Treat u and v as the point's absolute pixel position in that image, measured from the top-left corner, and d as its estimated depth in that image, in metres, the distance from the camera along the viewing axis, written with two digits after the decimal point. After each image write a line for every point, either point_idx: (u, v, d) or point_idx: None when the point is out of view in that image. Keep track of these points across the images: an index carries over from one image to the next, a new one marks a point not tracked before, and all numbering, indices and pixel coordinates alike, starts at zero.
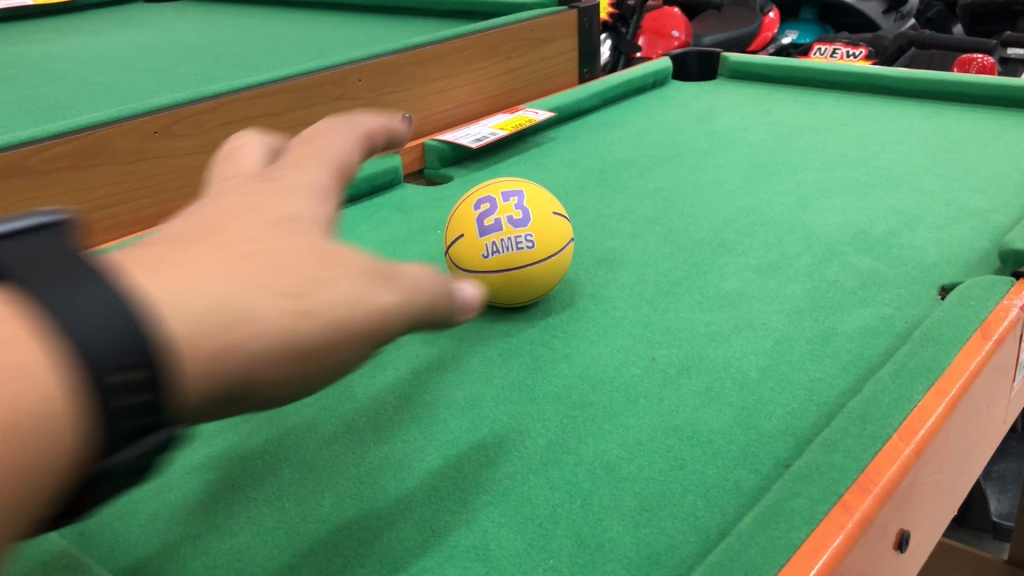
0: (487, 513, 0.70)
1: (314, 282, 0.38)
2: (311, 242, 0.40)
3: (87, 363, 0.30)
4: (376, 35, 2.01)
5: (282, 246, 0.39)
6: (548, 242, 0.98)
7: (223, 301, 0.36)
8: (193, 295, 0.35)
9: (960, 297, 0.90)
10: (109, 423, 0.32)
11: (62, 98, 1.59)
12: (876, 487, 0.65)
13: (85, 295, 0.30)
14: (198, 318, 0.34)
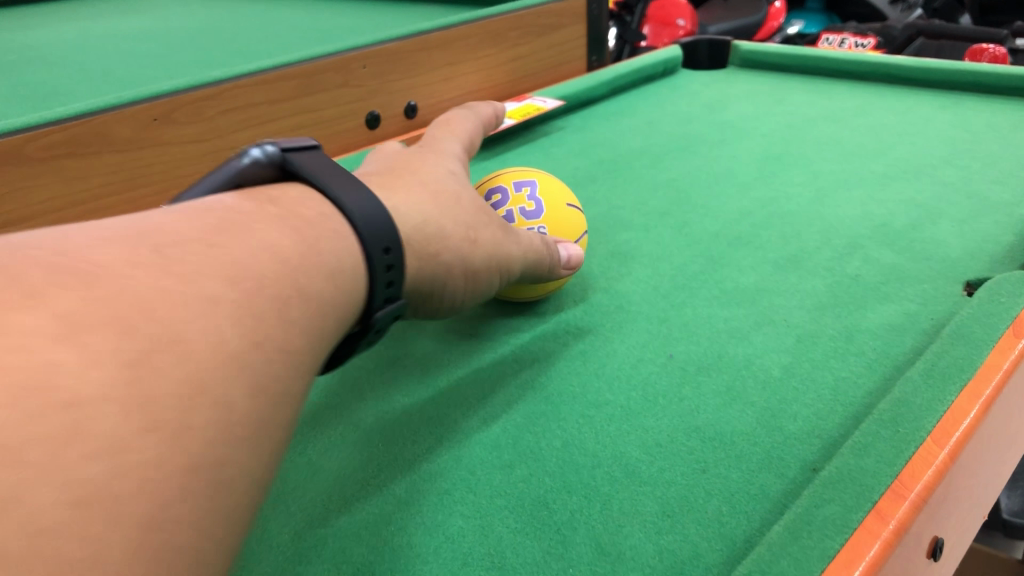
0: (502, 518, 0.67)
1: (477, 227, 0.73)
2: (471, 201, 0.75)
3: (371, 241, 0.60)
4: (381, 21, 1.98)
5: (455, 198, 0.73)
6: (561, 234, 0.96)
7: (430, 220, 0.68)
8: (420, 215, 0.67)
9: (989, 293, 0.87)
10: (372, 280, 0.60)
11: (60, 84, 1.56)
12: (911, 494, 0.62)
13: (368, 207, 0.61)
14: (423, 229, 0.67)
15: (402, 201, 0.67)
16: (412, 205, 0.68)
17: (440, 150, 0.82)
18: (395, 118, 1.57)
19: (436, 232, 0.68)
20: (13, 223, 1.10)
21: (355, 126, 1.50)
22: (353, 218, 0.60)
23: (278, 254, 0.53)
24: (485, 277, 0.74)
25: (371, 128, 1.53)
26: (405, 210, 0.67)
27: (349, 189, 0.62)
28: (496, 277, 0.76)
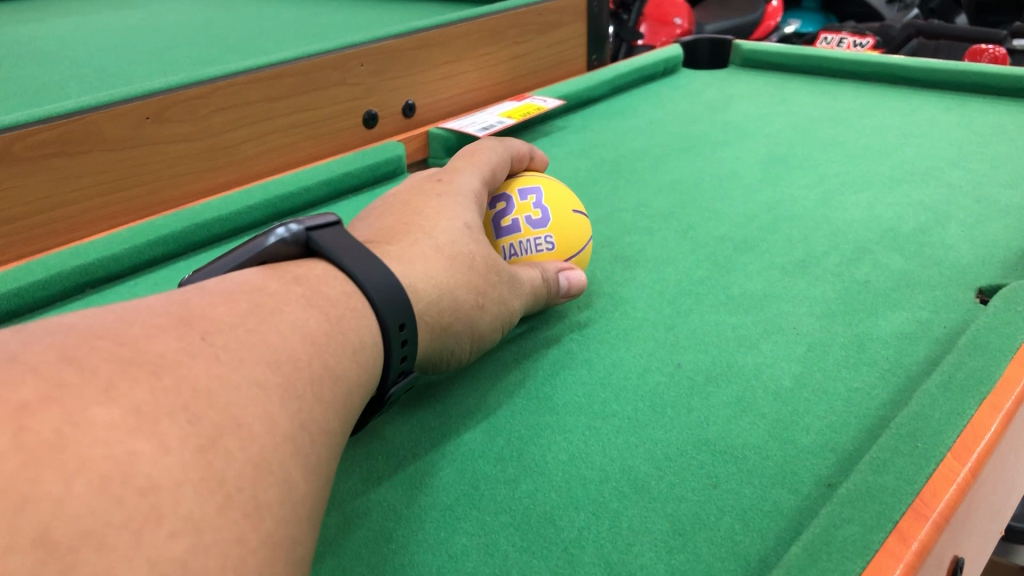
0: (507, 535, 0.65)
1: (488, 278, 0.77)
2: (484, 248, 0.78)
3: (388, 317, 0.65)
4: (377, 18, 1.95)
5: (469, 252, 0.77)
6: (568, 243, 0.94)
7: (443, 286, 0.72)
8: (433, 283, 0.72)
9: (1005, 302, 0.84)
10: (390, 356, 0.66)
11: (50, 81, 1.53)
12: (933, 513, 0.59)
13: (386, 285, 0.66)
14: (435, 298, 0.71)
15: (417, 268, 0.72)
16: (426, 271, 0.72)
17: (455, 185, 0.85)
18: (393, 117, 1.54)
19: (448, 298, 0.72)
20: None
21: (352, 125, 1.47)
22: (371, 297, 0.65)
23: (310, 336, 0.59)
24: (494, 328, 0.79)
25: (368, 127, 1.50)
26: (419, 276, 0.72)
27: (369, 267, 0.67)
28: (507, 322, 0.81)
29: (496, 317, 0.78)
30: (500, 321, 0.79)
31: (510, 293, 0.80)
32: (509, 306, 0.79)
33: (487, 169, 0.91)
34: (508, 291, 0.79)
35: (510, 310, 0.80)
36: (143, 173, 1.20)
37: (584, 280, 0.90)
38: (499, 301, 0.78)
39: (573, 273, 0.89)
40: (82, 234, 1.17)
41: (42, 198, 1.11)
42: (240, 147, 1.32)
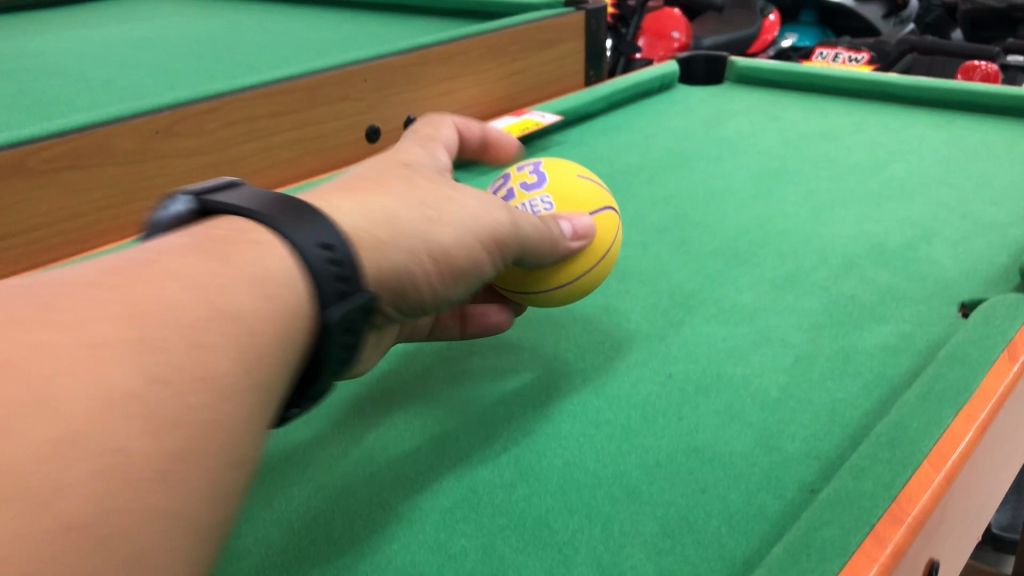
0: (505, 537, 0.68)
1: (435, 200, 0.65)
2: (434, 182, 0.67)
3: (310, 249, 0.53)
4: (380, 34, 1.99)
5: (419, 181, 0.67)
6: (570, 199, 0.91)
7: (388, 216, 0.61)
8: (375, 211, 0.61)
9: (984, 316, 0.88)
10: (327, 294, 0.54)
11: (60, 95, 1.56)
12: (908, 517, 0.63)
13: (308, 230, 0.54)
14: (371, 228, 0.60)
15: (350, 200, 0.60)
16: (368, 203, 0.61)
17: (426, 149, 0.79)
18: (395, 131, 1.57)
19: (393, 225, 0.61)
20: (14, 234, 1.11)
21: (355, 139, 1.51)
22: (298, 243, 0.53)
23: (257, 277, 0.50)
24: (458, 260, 0.66)
25: (371, 142, 1.53)
26: (351, 211, 0.59)
27: (297, 219, 0.54)
28: (476, 256, 0.67)
29: (454, 244, 0.65)
30: (467, 254, 0.66)
31: (473, 220, 0.67)
32: (470, 234, 0.66)
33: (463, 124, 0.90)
34: (467, 216, 0.66)
35: (475, 241, 0.67)
36: (152, 186, 1.24)
37: (579, 223, 0.84)
38: (457, 224, 0.65)
39: (575, 219, 0.85)
40: (94, 244, 1.21)
41: (53, 210, 1.14)
42: (244, 161, 1.35)
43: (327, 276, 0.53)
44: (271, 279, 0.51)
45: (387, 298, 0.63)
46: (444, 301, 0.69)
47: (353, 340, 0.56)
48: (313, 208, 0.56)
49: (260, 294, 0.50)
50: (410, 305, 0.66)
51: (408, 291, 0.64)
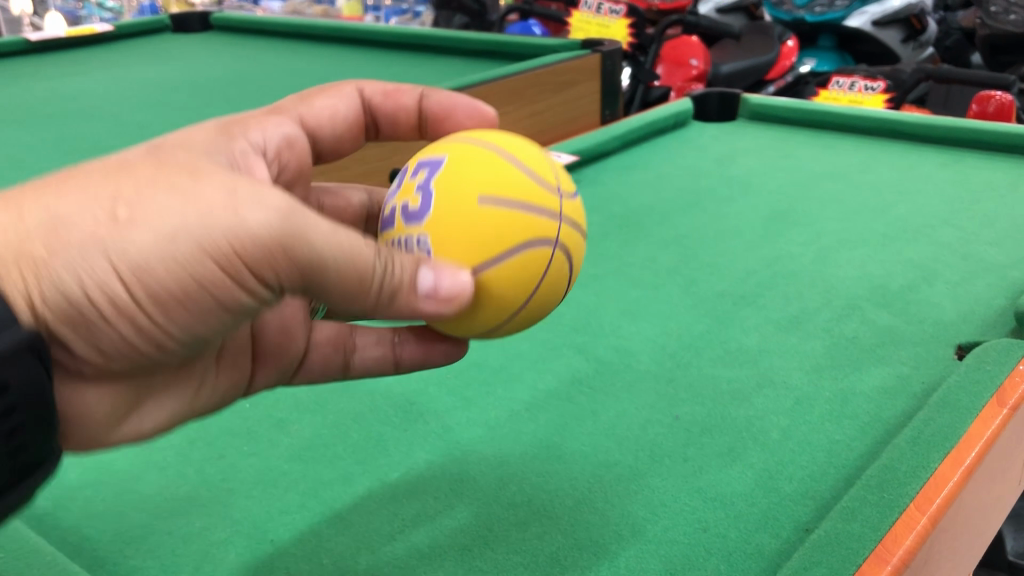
0: (518, 574, 0.73)
1: (138, 200, 0.56)
2: (165, 173, 0.58)
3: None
4: (402, 77, 2.06)
5: (130, 174, 0.58)
6: (450, 243, 0.68)
7: (53, 229, 0.55)
8: (33, 222, 0.55)
9: (976, 360, 0.92)
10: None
11: (99, 141, 1.64)
12: (893, 559, 0.67)
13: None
14: (24, 249, 0.55)
15: (12, 207, 0.56)
16: (31, 211, 0.56)
17: (223, 144, 0.70)
18: None
19: (55, 240, 0.55)
20: None
21: None
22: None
23: None
24: (166, 279, 0.57)
25: None
26: (1, 224, 0.55)
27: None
28: (197, 272, 0.57)
29: (150, 258, 0.56)
30: (174, 270, 0.57)
31: (188, 225, 0.56)
32: (173, 245, 0.56)
33: (374, 93, 0.88)
34: (174, 218, 0.56)
35: (191, 254, 0.56)
36: None
37: (446, 280, 0.63)
38: (158, 228, 0.56)
39: (446, 274, 0.64)
40: None
41: None
42: None
43: None
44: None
45: (65, 327, 0.58)
46: (177, 325, 0.60)
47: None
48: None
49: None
50: (113, 332, 0.59)
51: (94, 317, 0.58)
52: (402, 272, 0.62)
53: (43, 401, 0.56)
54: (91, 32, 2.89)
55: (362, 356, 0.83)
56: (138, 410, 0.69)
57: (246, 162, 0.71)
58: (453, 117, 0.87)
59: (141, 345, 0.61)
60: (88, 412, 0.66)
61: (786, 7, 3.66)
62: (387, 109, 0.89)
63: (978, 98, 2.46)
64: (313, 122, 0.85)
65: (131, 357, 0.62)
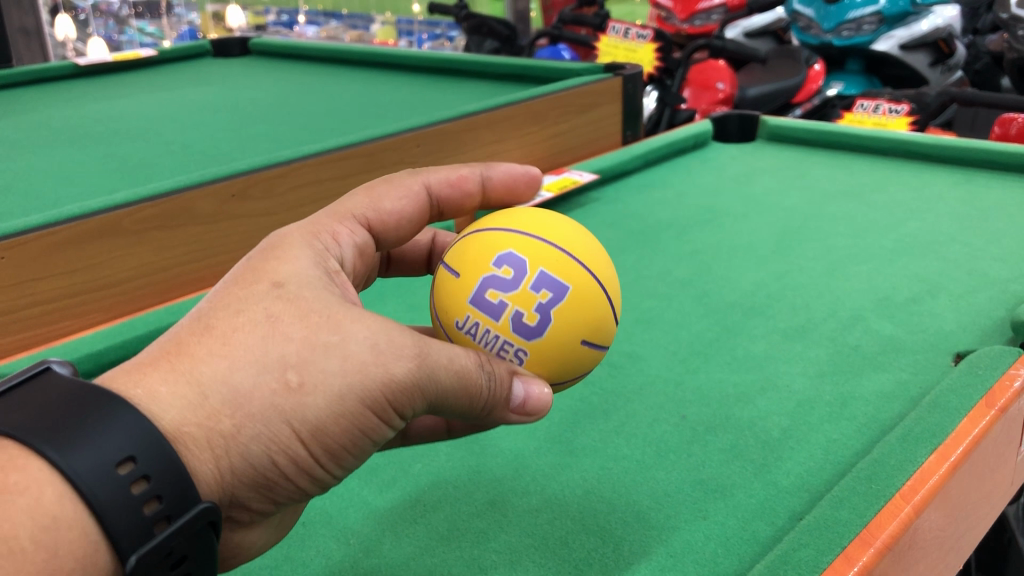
0: (530, 555, 0.79)
1: (304, 365, 0.60)
2: (313, 327, 0.62)
3: (117, 482, 0.52)
4: (432, 100, 2.15)
5: (280, 332, 0.61)
6: (544, 370, 0.76)
7: (233, 403, 0.59)
8: (217, 398, 0.59)
9: (969, 366, 0.97)
10: (141, 530, 0.53)
11: (144, 159, 1.74)
12: (877, 542, 0.72)
13: (97, 456, 0.52)
14: (211, 428, 0.58)
15: (180, 380, 0.58)
16: (210, 387, 0.59)
17: (321, 263, 0.68)
18: None
19: (240, 416, 0.59)
20: (111, 285, 1.26)
21: None
22: (89, 488, 0.51)
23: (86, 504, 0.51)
24: (336, 437, 0.62)
25: None
26: (183, 405, 0.58)
27: (97, 451, 0.52)
28: (361, 425, 0.63)
29: (323, 421, 0.61)
30: (344, 426, 0.62)
31: (354, 386, 0.61)
32: (341, 404, 0.61)
33: (443, 185, 0.83)
34: (339, 381, 0.61)
35: (356, 410, 0.62)
36: (228, 243, 1.39)
37: (544, 401, 0.72)
38: (327, 393, 0.61)
39: (533, 382, 0.71)
40: (177, 296, 1.35)
41: (145, 265, 1.29)
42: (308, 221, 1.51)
43: (133, 492, 0.52)
44: (61, 522, 0.50)
45: (247, 489, 0.62)
46: (336, 472, 0.66)
47: (179, 561, 0.55)
48: (143, 427, 0.54)
49: (58, 547, 0.50)
50: (283, 490, 0.64)
51: (271, 477, 0.62)
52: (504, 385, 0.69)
53: (210, 566, 0.59)
54: (136, 55, 3.01)
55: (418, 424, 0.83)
56: (275, 527, 0.71)
57: (340, 281, 0.69)
58: (508, 194, 0.89)
59: (302, 494, 0.66)
60: (240, 550, 0.69)
61: (814, 31, 3.65)
62: (453, 202, 0.85)
63: (1000, 120, 2.47)
64: (380, 225, 0.78)
65: (287, 503, 0.67)
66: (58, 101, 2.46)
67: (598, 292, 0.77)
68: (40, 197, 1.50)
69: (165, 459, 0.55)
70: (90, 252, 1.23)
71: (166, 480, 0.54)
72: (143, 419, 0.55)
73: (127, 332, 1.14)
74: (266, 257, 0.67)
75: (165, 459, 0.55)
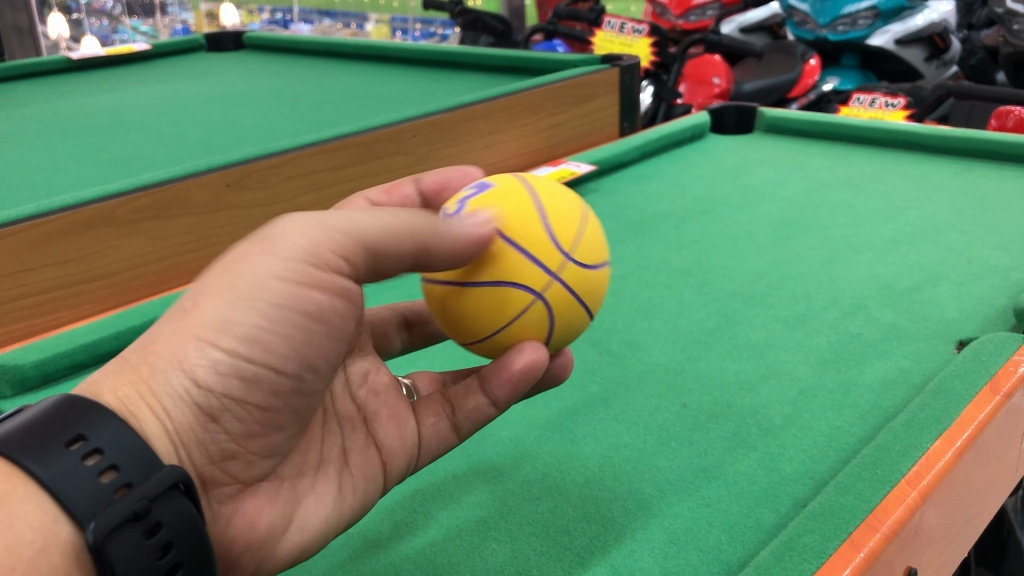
0: (531, 543, 0.78)
1: (195, 292, 0.64)
2: (205, 267, 0.66)
3: (65, 457, 0.53)
4: (428, 92, 2.13)
5: (183, 287, 0.66)
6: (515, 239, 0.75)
7: (145, 353, 0.63)
8: (134, 358, 0.63)
9: (973, 352, 0.96)
10: (99, 500, 0.53)
11: (137, 151, 1.72)
12: (883, 527, 0.71)
13: (49, 440, 0.54)
14: (132, 378, 0.61)
15: (111, 364, 0.63)
16: (131, 355, 0.63)
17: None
18: None
19: (150, 357, 0.62)
20: (106, 276, 1.25)
21: None
22: (40, 466, 0.52)
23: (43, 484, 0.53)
24: (248, 319, 0.62)
25: None
26: (111, 377, 0.62)
27: (45, 434, 0.54)
28: (270, 300, 0.63)
29: (224, 313, 0.62)
30: (250, 306, 0.62)
31: (239, 272, 0.63)
32: (236, 291, 0.63)
33: (380, 197, 0.86)
34: (225, 277, 0.63)
35: (252, 286, 0.62)
36: (223, 233, 1.38)
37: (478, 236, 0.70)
38: (223, 291, 0.63)
39: (465, 221, 0.72)
40: (171, 287, 1.34)
41: (140, 255, 1.28)
42: (303, 211, 1.49)
43: (86, 467, 0.54)
44: (15, 499, 0.52)
45: (188, 424, 0.63)
46: (282, 366, 0.65)
47: (152, 528, 0.55)
48: (89, 402, 0.57)
49: (15, 520, 0.51)
50: (229, 410, 0.64)
51: (202, 395, 0.62)
52: (414, 216, 0.67)
53: (197, 536, 0.57)
54: (130, 49, 2.99)
55: (463, 412, 0.80)
56: (295, 522, 0.71)
57: None
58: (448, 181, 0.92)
59: (261, 408, 0.66)
60: (244, 533, 0.69)
61: (809, 26, 3.59)
62: (397, 207, 0.86)
63: (998, 112, 2.46)
64: None
65: (252, 434, 0.67)
66: (51, 94, 2.44)
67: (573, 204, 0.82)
68: (34, 188, 1.48)
69: (120, 436, 0.56)
70: (84, 243, 1.22)
71: (123, 455, 0.56)
72: (96, 408, 0.57)
73: (121, 323, 1.13)
74: None
75: (120, 435, 0.56)
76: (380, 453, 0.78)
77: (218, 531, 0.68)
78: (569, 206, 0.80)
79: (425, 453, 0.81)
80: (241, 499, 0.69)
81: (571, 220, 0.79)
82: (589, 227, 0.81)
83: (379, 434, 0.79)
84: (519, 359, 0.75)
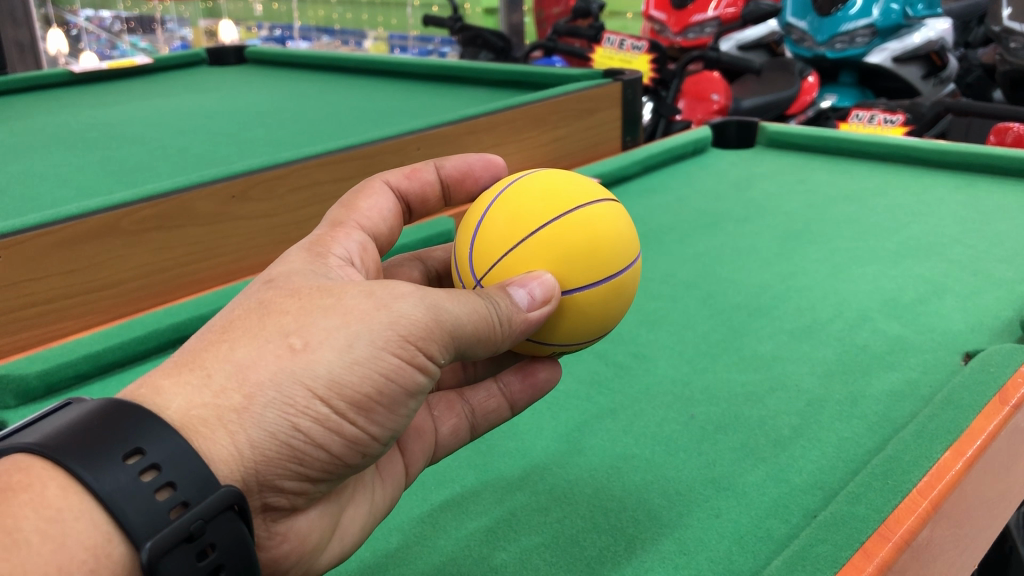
0: (541, 554, 0.77)
1: (304, 329, 0.62)
2: (307, 297, 0.64)
3: (122, 470, 0.52)
4: (430, 106, 2.14)
5: (275, 310, 0.63)
6: (514, 255, 0.75)
7: (239, 378, 0.60)
8: (221, 376, 0.60)
9: (981, 363, 0.96)
10: (155, 519, 0.52)
11: (140, 162, 1.72)
12: (895, 537, 0.71)
13: (103, 456, 0.52)
14: (221, 405, 0.58)
15: (184, 374, 0.59)
16: (214, 369, 0.60)
17: (317, 261, 0.71)
18: None
19: (249, 386, 0.59)
20: (112, 287, 1.25)
21: None
22: (94, 479, 0.51)
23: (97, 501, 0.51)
24: (357, 386, 0.62)
25: None
26: (188, 392, 0.58)
27: (101, 445, 0.52)
28: (382, 369, 0.63)
29: (337, 371, 0.61)
30: (363, 373, 0.62)
31: (360, 332, 0.62)
32: (351, 352, 0.61)
33: (400, 180, 0.88)
34: (342, 331, 0.62)
35: (370, 354, 0.62)
36: (229, 244, 1.38)
37: (543, 300, 0.71)
38: (334, 345, 0.61)
39: (532, 282, 0.71)
40: (177, 298, 1.35)
41: (144, 265, 1.28)
42: (309, 222, 1.50)
43: (143, 483, 0.52)
44: (68, 514, 0.50)
45: (275, 466, 0.61)
46: (376, 436, 0.65)
47: (203, 550, 0.54)
48: (144, 412, 0.55)
49: (67, 538, 0.50)
50: (317, 462, 0.63)
51: (299, 446, 0.61)
52: (507, 299, 0.68)
53: (246, 558, 0.57)
54: (132, 63, 3.00)
55: (482, 413, 0.82)
56: (337, 534, 0.70)
57: (348, 276, 0.71)
58: (470, 173, 0.92)
59: (342, 468, 0.66)
60: (298, 548, 0.67)
61: (806, 45, 3.53)
62: (416, 191, 0.89)
63: (997, 129, 2.46)
64: (372, 227, 0.81)
65: (325, 480, 0.66)
66: (53, 107, 2.44)
67: (612, 245, 0.77)
68: (37, 200, 1.48)
69: (176, 449, 0.54)
70: (90, 253, 1.22)
71: (179, 470, 0.54)
72: (156, 422, 0.55)
73: (126, 332, 1.12)
74: (272, 266, 0.71)
75: (175, 450, 0.54)
76: (403, 454, 0.77)
77: (270, 548, 0.66)
78: (568, 224, 0.76)
79: (442, 449, 0.81)
80: (296, 517, 0.67)
81: (554, 242, 0.75)
82: (581, 245, 0.75)
83: (403, 435, 0.77)
84: (539, 369, 0.83)
